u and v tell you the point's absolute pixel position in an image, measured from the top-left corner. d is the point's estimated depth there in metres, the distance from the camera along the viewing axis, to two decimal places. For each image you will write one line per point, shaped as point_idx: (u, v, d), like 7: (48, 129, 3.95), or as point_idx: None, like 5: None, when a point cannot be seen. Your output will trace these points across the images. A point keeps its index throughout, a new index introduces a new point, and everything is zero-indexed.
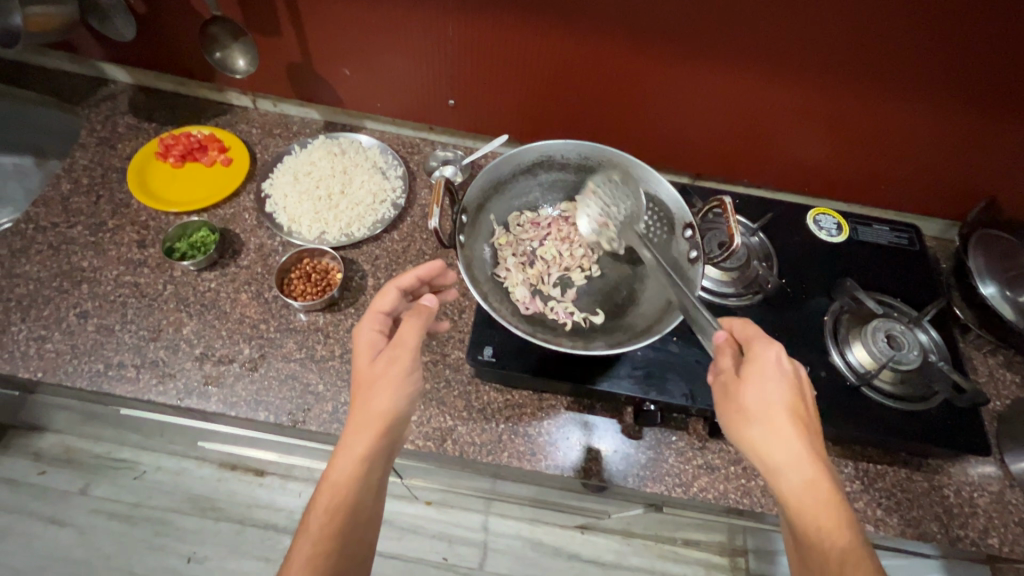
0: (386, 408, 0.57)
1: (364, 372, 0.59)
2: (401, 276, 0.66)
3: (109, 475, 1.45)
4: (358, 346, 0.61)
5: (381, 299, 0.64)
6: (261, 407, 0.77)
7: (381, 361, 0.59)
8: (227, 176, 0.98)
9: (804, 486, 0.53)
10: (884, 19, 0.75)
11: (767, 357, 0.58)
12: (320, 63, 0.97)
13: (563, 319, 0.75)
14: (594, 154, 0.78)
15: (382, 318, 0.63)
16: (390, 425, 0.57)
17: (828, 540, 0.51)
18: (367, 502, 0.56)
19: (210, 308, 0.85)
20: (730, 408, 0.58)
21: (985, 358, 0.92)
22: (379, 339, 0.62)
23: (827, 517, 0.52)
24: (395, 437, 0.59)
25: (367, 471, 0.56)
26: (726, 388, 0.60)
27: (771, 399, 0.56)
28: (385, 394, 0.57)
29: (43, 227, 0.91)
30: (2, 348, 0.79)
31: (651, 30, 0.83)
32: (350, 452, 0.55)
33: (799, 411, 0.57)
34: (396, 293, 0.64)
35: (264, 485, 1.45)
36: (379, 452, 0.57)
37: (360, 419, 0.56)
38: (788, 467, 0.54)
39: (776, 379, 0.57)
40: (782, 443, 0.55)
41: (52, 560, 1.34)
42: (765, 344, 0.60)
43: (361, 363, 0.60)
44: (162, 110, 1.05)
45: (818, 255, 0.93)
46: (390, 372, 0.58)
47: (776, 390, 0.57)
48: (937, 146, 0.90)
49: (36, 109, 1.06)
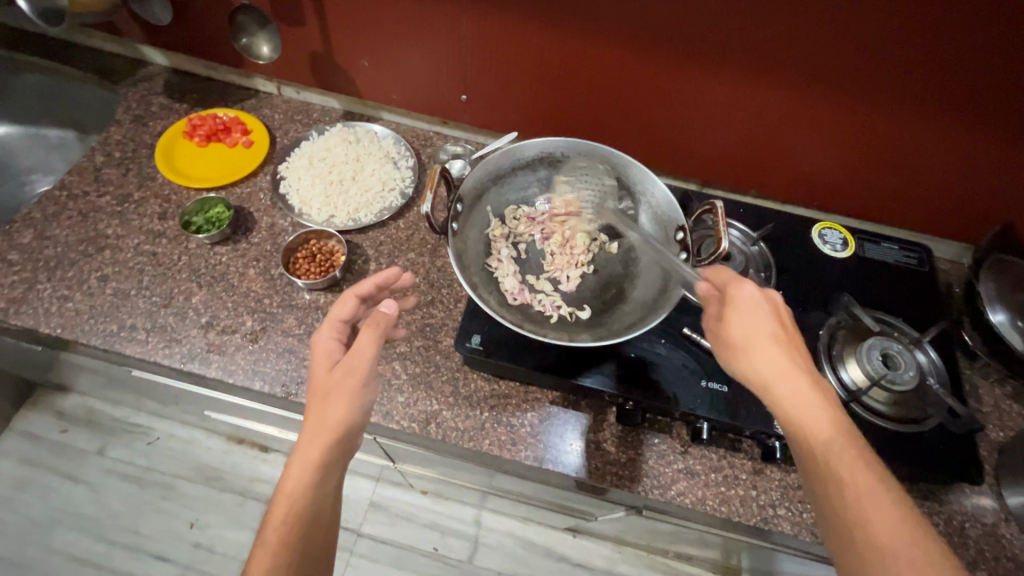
0: (340, 418, 0.57)
1: (321, 382, 0.60)
2: (359, 283, 0.67)
3: (124, 439, 1.52)
4: (316, 356, 0.62)
5: (340, 307, 0.65)
6: (257, 376, 0.81)
7: (338, 370, 0.60)
8: (247, 157, 1.02)
9: (792, 394, 0.56)
10: (892, 32, 0.74)
11: (745, 294, 0.62)
12: (341, 54, 1.01)
13: (548, 311, 0.76)
14: (594, 154, 0.81)
15: (340, 327, 0.64)
16: (344, 435, 0.57)
17: (818, 441, 0.54)
18: (324, 513, 0.57)
19: (219, 280, 0.89)
20: (720, 344, 0.63)
21: (992, 388, 0.87)
22: (336, 348, 0.63)
23: (816, 419, 0.55)
24: (350, 446, 0.59)
25: (321, 480, 0.56)
26: (718, 323, 0.64)
27: (755, 326, 0.60)
28: (339, 404, 0.57)
29: (75, 195, 0.97)
30: (28, 304, 0.85)
31: (658, 35, 0.84)
32: (303, 461, 0.56)
33: (784, 334, 0.60)
34: (355, 300, 0.66)
35: (268, 461, 1.50)
36: (333, 462, 0.57)
37: (314, 428, 0.57)
38: (777, 379, 0.57)
39: (753, 309, 0.61)
40: (767, 362, 0.58)
41: (66, 514, 1.41)
42: (738, 283, 0.63)
43: (318, 371, 0.61)
44: (193, 92, 1.11)
45: (819, 269, 0.91)
46: (346, 382, 0.59)
47: (758, 318, 0.61)
48: (950, 164, 0.88)
49: (84, 87, 1.14)
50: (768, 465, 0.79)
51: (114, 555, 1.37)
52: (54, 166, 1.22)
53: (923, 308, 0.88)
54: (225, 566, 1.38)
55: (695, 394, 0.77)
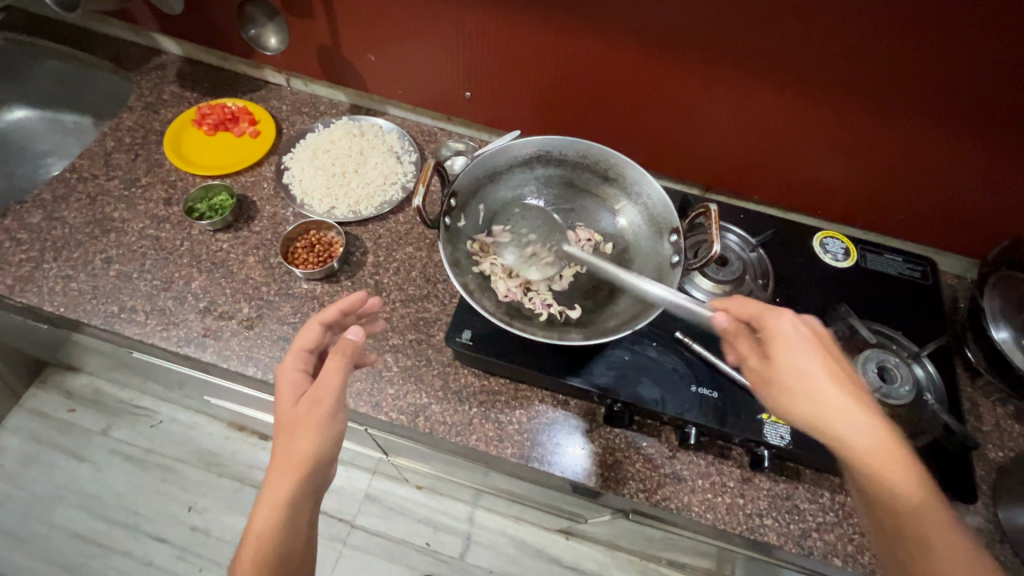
0: (306, 453, 0.57)
1: (287, 415, 0.60)
2: (323, 310, 0.67)
3: (129, 420, 1.55)
4: (282, 389, 0.62)
5: (304, 337, 0.65)
6: (251, 362, 0.82)
7: (304, 402, 0.60)
8: (253, 147, 1.04)
9: (862, 436, 0.55)
10: (899, 43, 0.73)
11: (793, 327, 0.61)
12: (348, 48, 1.02)
13: (539, 310, 0.76)
14: (591, 153, 0.81)
15: (305, 356, 0.65)
16: (312, 469, 0.58)
17: (894, 486, 0.53)
18: (296, 549, 0.57)
19: (219, 267, 0.91)
20: (768, 386, 0.61)
21: (992, 406, 0.84)
22: (301, 380, 0.63)
23: (887, 464, 0.54)
24: (320, 478, 0.60)
25: (291, 516, 0.57)
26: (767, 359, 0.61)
27: (809, 361, 0.59)
28: (305, 438, 0.58)
29: (85, 178, 0.99)
30: (34, 283, 0.87)
31: (662, 38, 0.83)
32: (271, 499, 0.57)
33: (835, 367, 0.59)
34: (318, 329, 0.66)
35: (266, 449, 1.52)
36: (302, 498, 0.58)
37: (280, 465, 0.57)
38: (843, 420, 0.55)
39: (796, 342, 0.60)
40: (821, 402, 0.57)
41: (69, 491, 1.44)
42: (777, 315, 0.62)
43: (283, 405, 0.61)
44: (205, 82, 1.13)
45: (818, 277, 0.90)
46: (312, 415, 0.59)
47: (810, 353, 0.59)
48: (957, 177, 0.86)
49: (101, 75, 1.17)
50: (756, 474, 0.78)
51: (114, 534, 1.40)
52: (69, 150, 1.25)
53: (924, 321, 0.86)
54: (220, 550, 1.39)
55: (685, 399, 0.76)
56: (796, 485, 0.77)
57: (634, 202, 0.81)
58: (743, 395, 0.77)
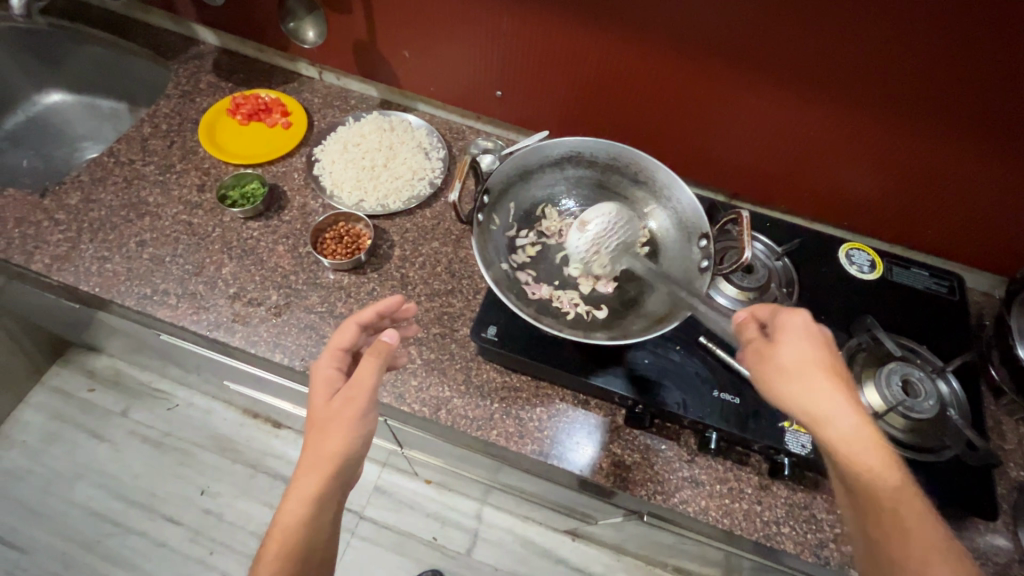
0: (336, 450, 0.58)
1: (320, 411, 0.61)
2: (361, 310, 0.68)
3: (148, 403, 1.57)
4: (317, 385, 0.64)
5: (340, 335, 0.67)
6: (278, 349, 0.83)
7: (338, 399, 0.61)
8: (285, 137, 1.06)
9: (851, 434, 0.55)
10: (938, 58, 0.73)
11: (795, 323, 0.60)
12: (383, 44, 1.03)
13: (566, 308, 0.78)
14: (624, 156, 0.82)
15: (340, 355, 0.66)
16: (340, 467, 0.59)
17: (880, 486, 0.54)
18: (319, 546, 0.59)
19: (249, 254, 0.92)
20: (770, 371, 0.59)
21: (1017, 425, 0.83)
22: (336, 378, 0.64)
23: (881, 467, 0.54)
24: (347, 477, 0.61)
25: (316, 513, 0.58)
26: (761, 350, 0.61)
27: (805, 355, 0.58)
28: (337, 436, 0.59)
29: (122, 162, 1.02)
30: (71, 262, 0.89)
31: (698, 45, 0.84)
32: (300, 494, 0.58)
33: (832, 364, 0.58)
34: (355, 329, 0.67)
35: (280, 437, 1.54)
36: (330, 495, 0.59)
37: (310, 462, 0.58)
38: (834, 419, 0.55)
39: (807, 341, 0.59)
40: (827, 400, 0.56)
41: (87, 469, 1.47)
42: (790, 312, 0.62)
43: (317, 402, 0.62)
44: (240, 72, 1.15)
45: (843, 288, 0.90)
46: (344, 413, 0.60)
47: (812, 351, 0.58)
48: (990, 192, 0.86)
49: (140, 63, 1.20)
50: (775, 481, 0.78)
51: (130, 513, 1.42)
52: (105, 136, 1.28)
53: (949, 337, 0.86)
54: (232, 535, 1.41)
55: (706, 403, 0.77)
56: (814, 495, 0.77)
57: (664, 206, 0.83)
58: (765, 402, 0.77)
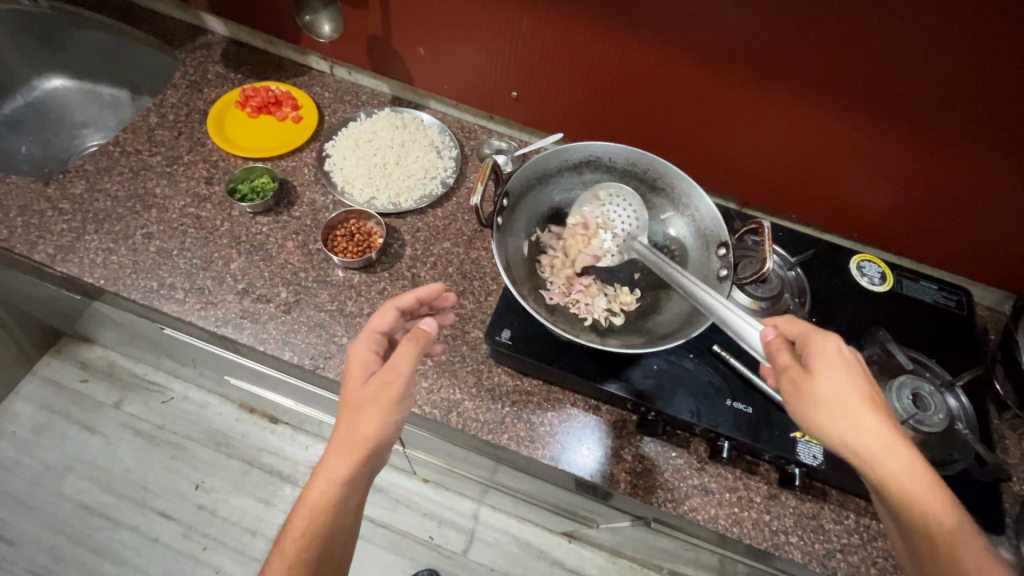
0: (368, 435, 0.58)
1: (355, 393, 0.60)
2: (401, 295, 0.67)
3: (141, 396, 1.54)
4: (352, 365, 0.62)
5: (379, 318, 0.65)
6: (287, 347, 0.82)
7: (373, 383, 0.60)
8: (296, 131, 1.04)
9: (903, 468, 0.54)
10: (959, 68, 0.72)
11: (830, 352, 0.58)
12: (398, 40, 1.02)
13: (584, 314, 0.79)
14: (642, 162, 0.85)
15: (378, 338, 0.65)
16: (372, 451, 0.58)
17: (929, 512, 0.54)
18: (344, 525, 0.59)
19: (258, 250, 0.91)
20: (807, 406, 0.56)
21: (1020, 439, 0.83)
22: (372, 360, 0.63)
23: (928, 494, 0.54)
24: (376, 462, 0.60)
25: (344, 496, 0.58)
26: (797, 383, 0.58)
27: (848, 393, 0.56)
28: (371, 421, 0.58)
29: (128, 152, 1.00)
30: (75, 253, 0.88)
31: (721, 51, 0.83)
32: (330, 475, 0.58)
33: (870, 394, 0.56)
34: (394, 313, 0.66)
35: (276, 433, 1.52)
36: (359, 479, 0.59)
37: (344, 443, 0.58)
38: (880, 458, 0.54)
39: (845, 372, 0.57)
40: (871, 431, 0.54)
41: (78, 462, 1.44)
42: (822, 338, 0.59)
43: (352, 382, 0.61)
44: (250, 64, 1.13)
45: (851, 300, 0.91)
46: (379, 398, 0.59)
47: (849, 383, 0.56)
48: (1000, 207, 0.86)
49: (145, 50, 1.17)
50: (783, 491, 0.78)
51: (122, 507, 1.40)
52: (106, 124, 1.26)
53: (954, 352, 0.87)
54: (225, 531, 1.39)
55: (718, 412, 0.77)
56: (822, 505, 0.77)
57: (681, 213, 0.85)
58: (776, 412, 0.77)
